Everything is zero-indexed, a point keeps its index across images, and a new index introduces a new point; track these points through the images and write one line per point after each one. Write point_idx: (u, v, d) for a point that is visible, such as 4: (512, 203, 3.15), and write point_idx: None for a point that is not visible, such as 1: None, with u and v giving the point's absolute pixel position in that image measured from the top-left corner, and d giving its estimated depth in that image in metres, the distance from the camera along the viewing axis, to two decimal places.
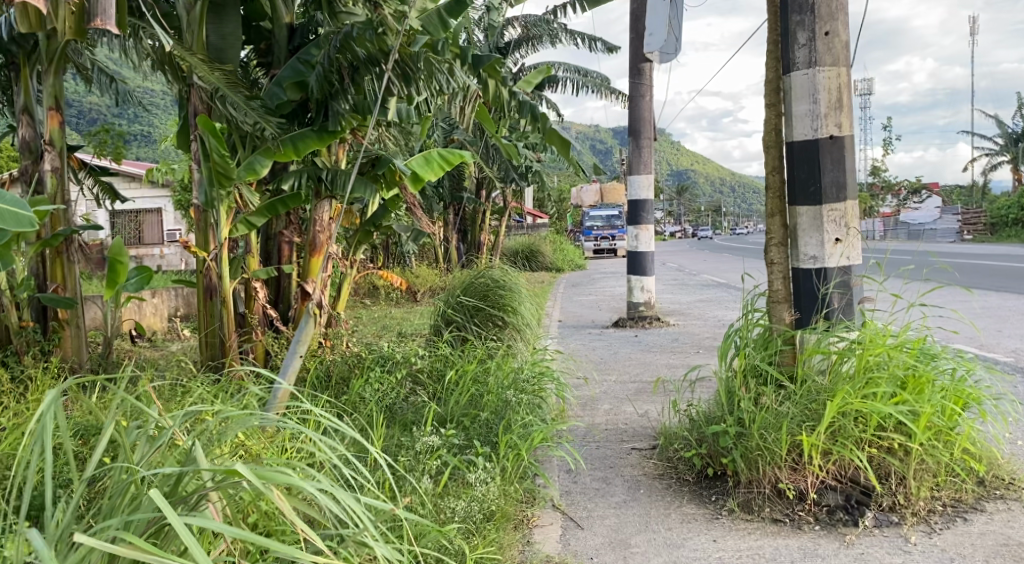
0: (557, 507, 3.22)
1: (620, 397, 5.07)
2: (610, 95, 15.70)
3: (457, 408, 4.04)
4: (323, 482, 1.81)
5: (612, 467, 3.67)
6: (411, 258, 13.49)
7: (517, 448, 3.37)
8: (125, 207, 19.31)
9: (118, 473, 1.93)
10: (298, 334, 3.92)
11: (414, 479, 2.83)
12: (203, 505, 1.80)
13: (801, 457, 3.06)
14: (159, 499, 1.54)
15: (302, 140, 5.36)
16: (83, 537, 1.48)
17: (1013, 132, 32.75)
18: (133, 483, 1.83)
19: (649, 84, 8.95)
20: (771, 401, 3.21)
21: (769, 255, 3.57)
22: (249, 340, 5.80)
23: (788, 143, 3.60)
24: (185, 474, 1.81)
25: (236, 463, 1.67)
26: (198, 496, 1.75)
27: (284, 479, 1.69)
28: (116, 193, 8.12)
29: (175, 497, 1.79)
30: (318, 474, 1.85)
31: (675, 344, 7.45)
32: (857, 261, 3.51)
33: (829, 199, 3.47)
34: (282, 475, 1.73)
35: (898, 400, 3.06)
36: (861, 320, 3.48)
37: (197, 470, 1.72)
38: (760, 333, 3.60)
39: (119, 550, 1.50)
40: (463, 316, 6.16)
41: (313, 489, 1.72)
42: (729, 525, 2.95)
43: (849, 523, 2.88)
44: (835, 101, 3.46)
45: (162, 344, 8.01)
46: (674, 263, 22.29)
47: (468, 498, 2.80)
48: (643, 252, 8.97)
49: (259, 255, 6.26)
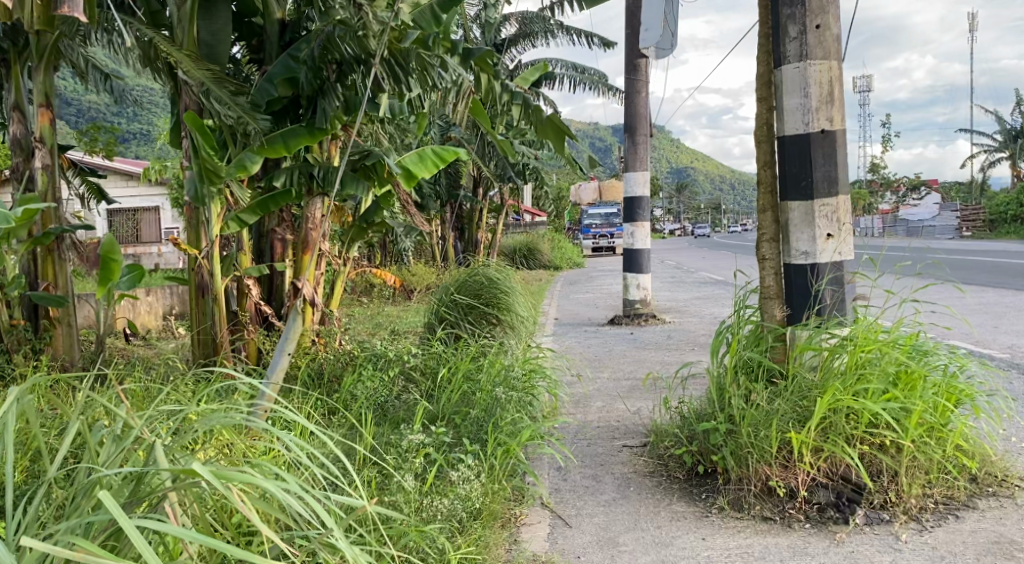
0: (546, 505, 3.19)
1: (613, 394, 5.04)
2: (607, 92, 15.66)
3: (448, 406, 4.03)
4: (289, 483, 1.78)
5: (603, 465, 3.64)
6: (408, 257, 13.46)
7: (505, 446, 3.33)
8: (123, 206, 19.30)
9: (85, 474, 1.90)
10: (287, 331, 3.86)
11: (400, 478, 2.80)
12: (164, 506, 1.76)
13: (792, 454, 3.03)
14: (111, 503, 1.51)
15: (292, 136, 5.27)
16: (32, 541, 1.45)
17: (1011, 129, 32.70)
18: (97, 484, 1.81)
19: (644, 80, 8.91)
20: (761, 397, 3.18)
21: (761, 250, 3.57)
22: (242, 337, 5.74)
23: (779, 138, 3.57)
24: (147, 475, 1.78)
25: (194, 464, 1.64)
26: (157, 498, 1.72)
27: (246, 480, 1.66)
28: (106, 192, 8.09)
29: (134, 499, 1.76)
30: (285, 474, 1.81)
31: (670, 341, 7.42)
32: (849, 257, 3.48)
33: (821, 194, 3.44)
34: (243, 476, 1.70)
35: (889, 396, 3.03)
36: (854, 316, 3.45)
37: (158, 471, 1.69)
38: (752, 329, 3.57)
39: (67, 554, 1.48)
40: (456, 314, 6.14)
41: (276, 490, 1.69)
42: (718, 523, 2.92)
43: (840, 521, 2.85)
44: (826, 95, 3.42)
45: (156, 342, 7.98)
46: (672, 261, 22.28)
47: (454, 497, 2.76)
48: (638, 249, 8.95)
49: (252, 253, 6.23)
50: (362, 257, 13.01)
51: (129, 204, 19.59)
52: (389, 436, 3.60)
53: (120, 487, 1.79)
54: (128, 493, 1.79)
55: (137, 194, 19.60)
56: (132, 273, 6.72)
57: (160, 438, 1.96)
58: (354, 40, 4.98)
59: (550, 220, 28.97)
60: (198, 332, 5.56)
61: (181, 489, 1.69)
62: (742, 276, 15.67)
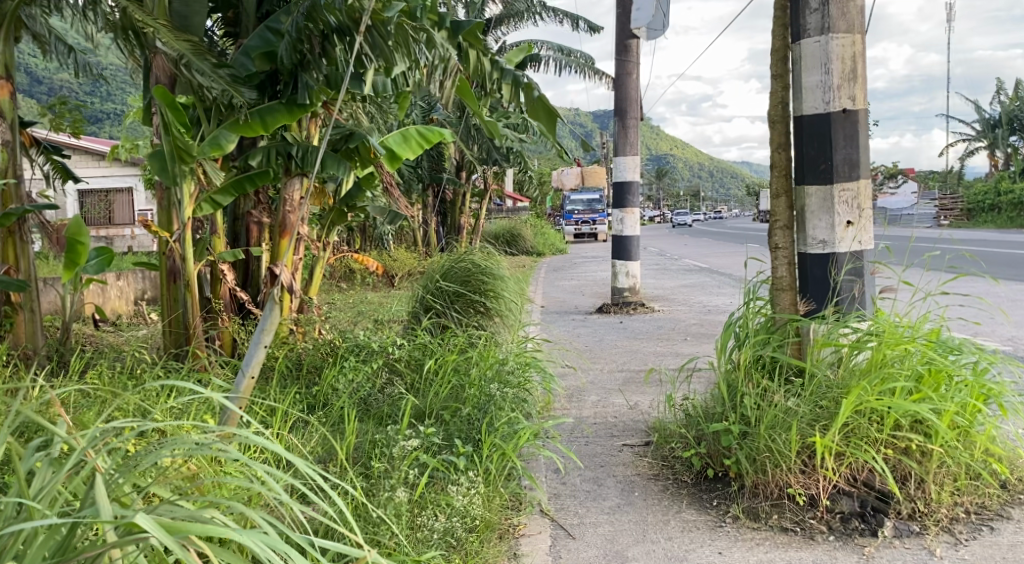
0: (545, 512, 2.94)
1: (609, 387, 4.81)
2: (593, 75, 15.37)
3: (437, 400, 3.86)
4: (258, 537, 1.56)
5: (602, 467, 3.40)
6: (389, 241, 13.13)
7: (501, 448, 3.07)
8: (94, 186, 18.78)
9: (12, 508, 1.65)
10: (263, 321, 3.52)
11: (387, 491, 2.54)
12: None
13: (812, 459, 2.81)
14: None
15: (271, 114, 5.05)
16: None
17: (990, 118, 32.83)
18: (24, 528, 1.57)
19: (636, 61, 8.65)
20: (779, 397, 2.95)
21: (774, 238, 3.29)
22: (215, 326, 5.42)
23: (796, 118, 3.34)
24: (82, 523, 1.54)
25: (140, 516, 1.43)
26: (95, 555, 1.50)
27: (205, 538, 1.46)
28: (71, 171, 7.69)
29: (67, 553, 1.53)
30: (254, 524, 1.61)
31: (661, 331, 7.22)
32: (869, 246, 3.26)
33: (841, 177, 3.21)
34: (204, 530, 1.51)
35: (918, 397, 2.81)
36: (873, 310, 3.24)
37: (95, 523, 1.46)
38: (763, 321, 3.36)
39: None
40: (443, 302, 5.86)
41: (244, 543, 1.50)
42: (734, 535, 2.70)
43: (867, 534, 2.63)
44: (849, 72, 3.18)
45: (127, 328, 7.64)
46: (656, 248, 22.07)
47: (448, 512, 2.51)
48: (628, 235, 8.70)
49: (227, 237, 5.91)
50: (342, 241, 12.68)
51: (100, 185, 19.03)
52: (377, 443, 3.35)
53: (51, 534, 1.56)
54: (59, 542, 1.55)
55: (110, 174, 19.06)
56: (101, 257, 6.38)
57: (107, 466, 1.72)
58: (339, 9, 4.67)
59: (532, 205, 28.69)
60: (170, 319, 5.28)
61: (124, 544, 1.47)
62: (744, 266, 14.64)
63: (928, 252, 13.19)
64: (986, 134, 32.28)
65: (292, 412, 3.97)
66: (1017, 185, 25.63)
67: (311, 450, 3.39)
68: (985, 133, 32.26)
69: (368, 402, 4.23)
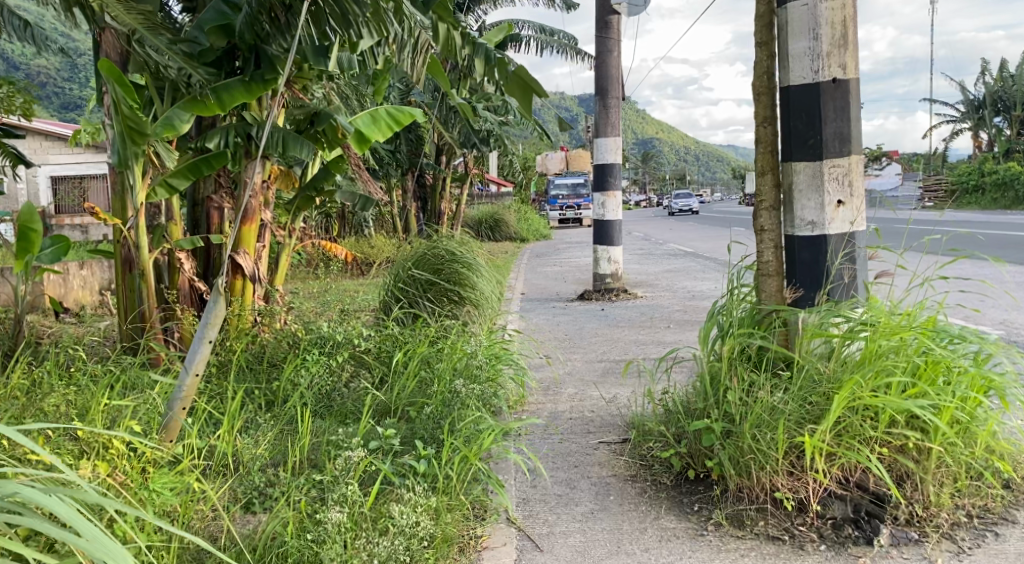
0: (512, 521, 2.70)
1: (586, 379, 4.57)
2: (576, 57, 15.01)
3: (403, 396, 3.67)
4: None
5: (577, 467, 3.15)
6: (367, 227, 12.82)
7: (464, 451, 2.82)
8: (67, 172, 18.37)
9: None
10: (207, 314, 3.17)
11: (329, 511, 2.29)
12: None
13: (800, 460, 2.58)
14: None
15: (228, 92, 4.69)
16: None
17: (973, 100, 32.71)
18: None
19: (617, 39, 8.35)
20: (765, 393, 2.71)
21: (759, 220, 3.05)
22: (174, 318, 5.11)
23: (783, 89, 3.08)
24: None
25: None
26: None
27: None
28: (27, 154, 7.29)
29: None
30: None
31: (643, 318, 6.98)
32: (862, 228, 3.02)
33: (831, 152, 2.96)
34: None
35: (915, 392, 2.58)
36: (865, 296, 3.01)
37: None
38: (747, 310, 3.12)
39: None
40: (415, 291, 5.61)
41: None
42: (717, 545, 2.46)
43: (861, 542, 2.41)
44: (839, 38, 2.93)
45: (88, 319, 7.30)
46: (640, 233, 21.85)
47: (392, 535, 2.26)
48: (610, 219, 8.44)
49: (186, 224, 5.59)
50: (320, 227, 12.38)
51: (73, 170, 18.60)
52: (332, 447, 3.10)
53: None
54: None
55: (82, 160, 18.62)
56: (56, 246, 6.04)
57: None
58: None
59: (516, 190, 28.37)
60: (127, 311, 4.98)
61: None
62: (730, 250, 14.45)
63: (918, 236, 13.01)
64: (970, 115, 32.16)
65: (244, 412, 3.70)
66: (1001, 167, 25.60)
67: (261, 454, 3.12)
68: (969, 114, 32.16)
69: (330, 398, 3.97)
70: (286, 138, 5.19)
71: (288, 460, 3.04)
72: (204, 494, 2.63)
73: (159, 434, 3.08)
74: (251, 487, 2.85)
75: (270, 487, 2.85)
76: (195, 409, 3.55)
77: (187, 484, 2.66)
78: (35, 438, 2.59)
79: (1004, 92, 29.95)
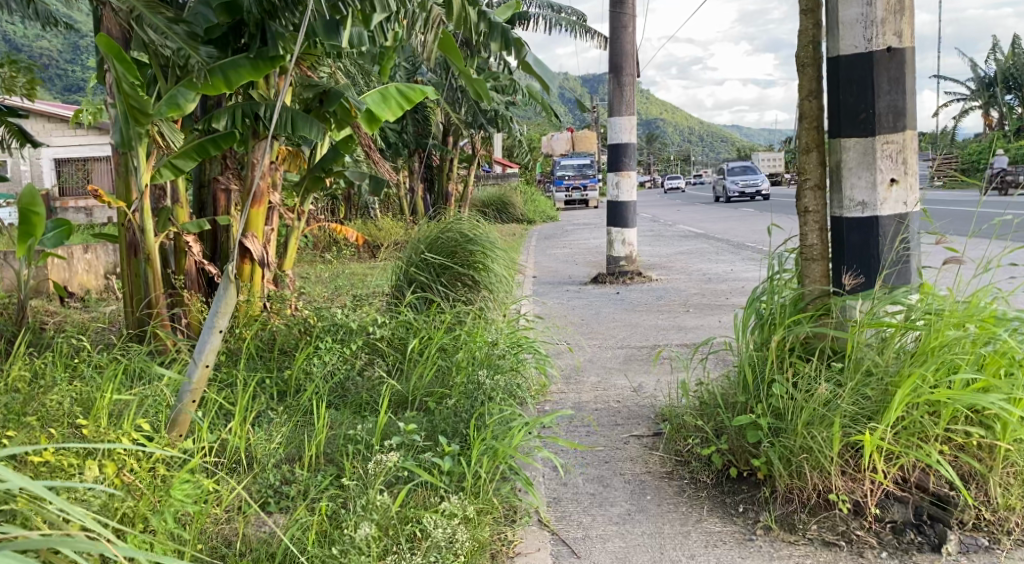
0: (544, 523, 2.53)
1: (609, 367, 4.40)
2: (585, 34, 14.73)
3: (422, 384, 3.53)
4: None
5: (608, 463, 2.97)
6: (374, 210, 12.63)
7: (494, 448, 2.65)
8: (71, 155, 18.23)
9: None
10: (216, 303, 2.99)
11: (351, 529, 2.13)
12: None
13: (857, 459, 2.42)
14: None
15: (234, 70, 4.41)
16: None
17: (984, 77, 32.29)
18: None
19: (632, 14, 8.08)
20: (817, 386, 2.53)
21: (803, 201, 2.88)
22: (181, 303, 4.93)
23: (831, 59, 2.87)
24: None
25: None
26: None
27: None
28: (29, 134, 7.06)
29: None
30: None
31: (660, 302, 6.80)
32: (916, 210, 2.82)
33: (884, 127, 2.75)
34: None
35: (982, 387, 2.39)
36: (919, 283, 2.82)
37: None
38: (790, 296, 2.96)
39: None
40: (428, 276, 5.41)
41: None
42: (768, 551, 2.31)
43: (925, 550, 2.26)
44: (895, 3, 2.72)
45: (92, 304, 7.13)
46: (648, 213, 21.60)
47: (423, 553, 2.10)
48: (624, 201, 8.23)
49: (192, 206, 5.40)
50: (326, 210, 12.18)
51: (76, 153, 18.41)
52: (350, 443, 2.93)
53: None
54: None
55: (85, 142, 18.43)
56: (58, 229, 5.86)
57: None
58: None
59: (521, 171, 28.05)
60: (132, 297, 4.81)
61: None
62: (741, 231, 14.25)
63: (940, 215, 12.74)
64: (980, 93, 31.81)
65: (257, 402, 3.54)
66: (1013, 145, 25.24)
67: (275, 448, 2.96)
68: (980, 92, 31.78)
69: (344, 389, 3.80)
70: (294, 118, 4.99)
71: (305, 457, 2.88)
72: (213, 498, 2.46)
73: (168, 430, 2.90)
74: (265, 485, 2.69)
75: (286, 486, 2.69)
76: (205, 400, 3.38)
77: (198, 483, 2.46)
78: (36, 437, 2.41)
79: (1016, 69, 29.34)
